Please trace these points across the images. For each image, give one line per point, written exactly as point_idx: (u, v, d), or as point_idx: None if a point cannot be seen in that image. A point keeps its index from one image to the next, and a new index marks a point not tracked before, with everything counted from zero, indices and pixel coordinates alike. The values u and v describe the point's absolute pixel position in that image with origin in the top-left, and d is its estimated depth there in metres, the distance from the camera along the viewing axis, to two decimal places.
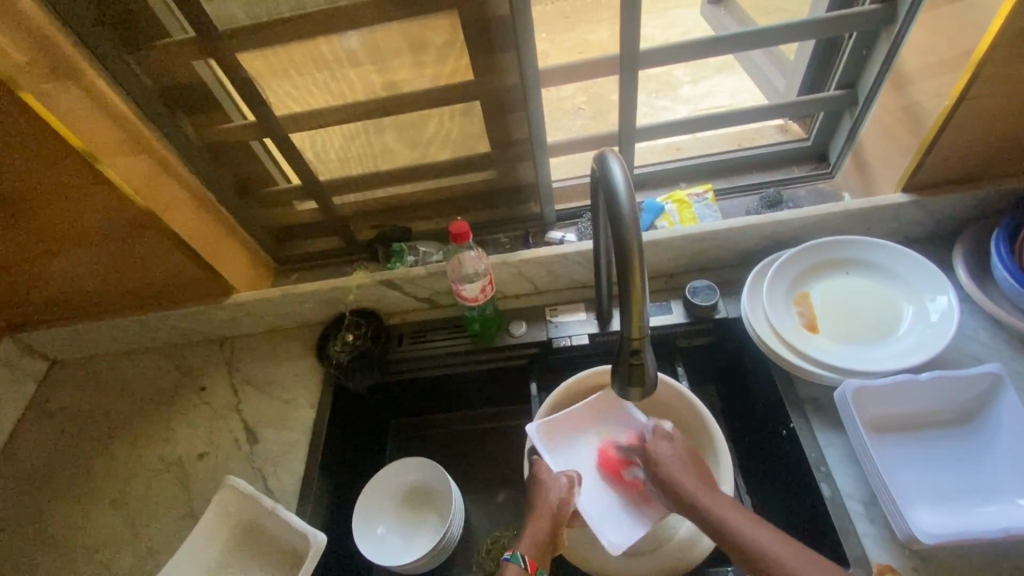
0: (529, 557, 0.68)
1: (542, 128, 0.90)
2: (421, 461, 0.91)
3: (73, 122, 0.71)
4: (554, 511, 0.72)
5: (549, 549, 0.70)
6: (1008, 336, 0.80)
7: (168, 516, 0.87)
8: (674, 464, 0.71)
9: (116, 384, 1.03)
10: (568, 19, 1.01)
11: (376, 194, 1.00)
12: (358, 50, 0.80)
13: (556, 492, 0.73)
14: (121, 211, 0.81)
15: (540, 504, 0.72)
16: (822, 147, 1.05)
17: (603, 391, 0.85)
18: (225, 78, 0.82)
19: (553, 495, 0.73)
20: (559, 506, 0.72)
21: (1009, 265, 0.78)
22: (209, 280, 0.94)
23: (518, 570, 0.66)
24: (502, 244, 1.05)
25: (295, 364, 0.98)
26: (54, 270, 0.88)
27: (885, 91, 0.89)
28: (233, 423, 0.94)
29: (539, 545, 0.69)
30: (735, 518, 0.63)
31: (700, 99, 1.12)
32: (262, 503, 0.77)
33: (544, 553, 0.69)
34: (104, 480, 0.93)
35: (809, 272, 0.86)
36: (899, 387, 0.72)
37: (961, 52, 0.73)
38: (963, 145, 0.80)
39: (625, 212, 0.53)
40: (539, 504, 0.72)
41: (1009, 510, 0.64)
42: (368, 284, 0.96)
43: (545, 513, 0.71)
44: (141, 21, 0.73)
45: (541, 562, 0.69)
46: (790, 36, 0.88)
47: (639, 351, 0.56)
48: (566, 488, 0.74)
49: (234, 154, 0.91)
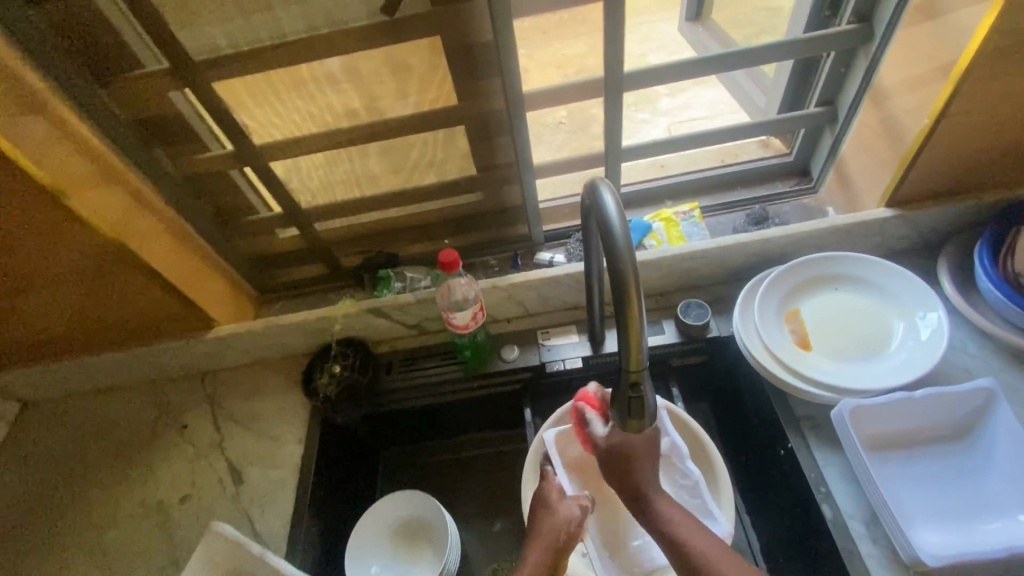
0: None
1: (529, 149, 0.89)
2: (412, 495, 0.89)
3: (42, 159, 0.68)
4: (561, 542, 0.65)
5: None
6: (996, 347, 0.81)
7: (149, 566, 0.83)
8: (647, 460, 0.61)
9: (92, 425, 0.98)
10: (546, 35, 0.92)
11: (361, 218, 0.98)
12: (340, 75, 0.78)
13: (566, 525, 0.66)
14: (95, 248, 0.78)
15: (545, 534, 0.66)
16: (804, 162, 1.06)
17: None
18: (202, 108, 0.79)
19: (563, 531, 0.66)
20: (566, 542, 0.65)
21: (993, 277, 0.79)
22: (189, 314, 0.91)
23: None
24: (491, 267, 1.03)
25: (281, 398, 0.95)
26: (22, 311, 0.84)
27: (865, 108, 0.90)
28: (217, 462, 0.90)
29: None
30: (672, 511, 0.60)
31: (679, 111, 1.12)
32: (249, 548, 0.74)
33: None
34: (78, 529, 0.88)
35: (800, 288, 0.86)
36: (895, 404, 0.72)
37: (941, 69, 0.74)
38: (943, 159, 0.81)
39: (618, 241, 0.52)
40: (546, 539, 0.65)
41: (1009, 527, 0.64)
42: (354, 313, 0.94)
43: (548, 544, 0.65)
44: (113, 53, 0.71)
45: None
46: (770, 56, 0.88)
47: (638, 383, 0.55)
48: (579, 518, 0.66)
49: (212, 183, 0.88)
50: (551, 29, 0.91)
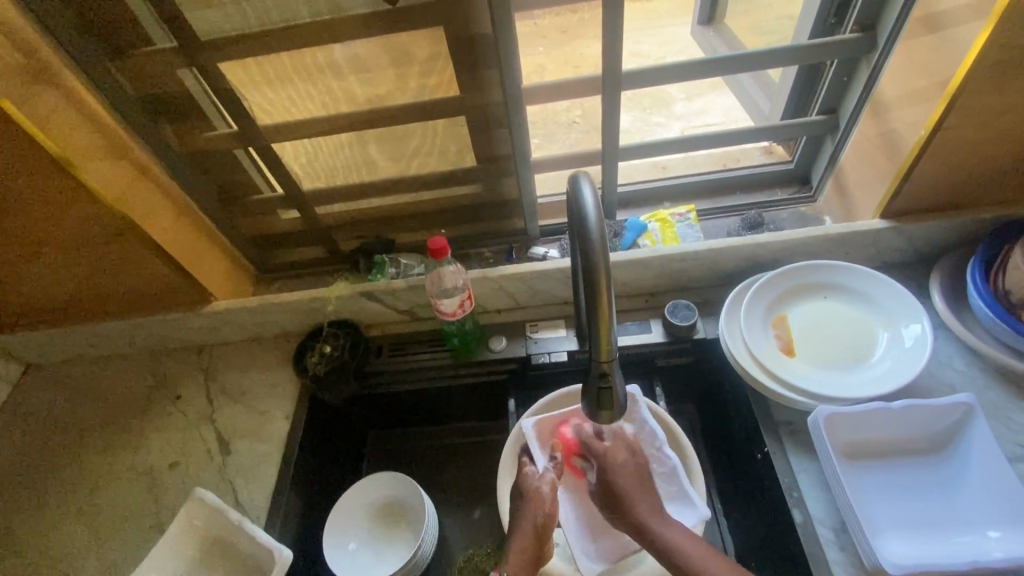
0: None
1: (526, 143, 0.90)
2: (391, 476, 0.90)
3: (50, 127, 0.71)
4: (539, 527, 0.69)
5: (536, 564, 0.69)
6: (981, 364, 0.80)
7: (135, 527, 0.85)
8: (633, 484, 0.70)
9: (90, 390, 1.01)
10: (564, 35, 0.93)
11: (360, 204, 1.00)
12: (343, 62, 0.80)
13: (543, 509, 0.70)
14: (99, 217, 0.80)
15: (527, 521, 0.70)
16: (805, 170, 1.05)
17: None
18: (208, 86, 0.81)
19: (541, 510, 0.70)
20: (545, 520, 0.69)
21: (984, 294, 0.78)
22: (188, 287, 0.94)
23: None
24: (486, 259, 1.05)
25: (272, 375, 0.98)
26: (30, 274, 0.88)
27: (866, 118, 0.90)
28: (206, 433, 0.93)
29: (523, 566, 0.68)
30: (675, 537, 0.66)
31: (694, 116, 1.13)
32: (228, 516, 0.76)
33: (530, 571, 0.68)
34: (70, 488, 0.91)
35: (787, 294, 0.86)
36: (872, 414, 0.72)
37: (940, 82, 0.73)
38: (939, 174, 0.81)
39: (593, 234, 0.53)
40: (528, 521, 0.69)
41: (977, 541, 0.64)
42: (347, 296, 0.96)
43: (528, 533, 0.69)
44: (124, 30, 0.73)
45: None
46: (772, 61, 0.88)
47: (608, 374, 0.56)
48: (551, 496, 0.71)
49: (216, 162, 0.90)
50: (571, 28, 0.91)
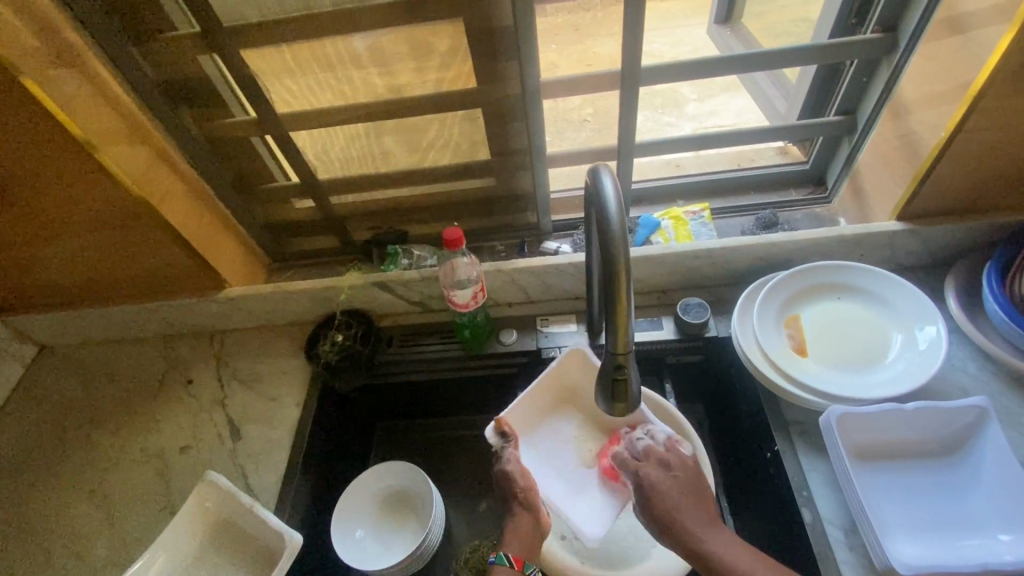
0: (515, 554, 0.67)
1: (542, 137, 0.90)
2: (400, 465, 0.91)
3: (71, 109, 0.71)
4: (526, 501, 0.73)
5: (535, 541, 0.71)
6: (996, 370, 0.80)
7: (146, 509, 0.86)
8: (677, 498, 0.66)
9: (103, 373, 1.02)
10: (577, 32, 0.95)
11: (374, 195, 1.00)
12: (363, 53, 0.80)
13: (520, 484, 0.74)
14: (118, 201, 0.81)
15: (513, 501, 0.73)
16: (820, 171, 1.05)
17: (564, 381, 0.87)
18: (228, 73, 0.82)
19: (518, 487, 0.73)
20: (524, 496, 0.73)
21: (1000, 299, 0.78)
22: (202, 273, 0.94)
23: (506, 570, 0.65)
24: (498, 252, 1.04)
25: (284, 362, 0.98)
26: (48, 255, 0.88)
27: (884, 120, 0.89)
28: (218, 418, 0.93)
29: (520, 543, 0.69)
30: (719, 545, 0.62)
31: (705, 117, 1.12)
32: (240, 499, 0.77)
33: (530, 548, 0.69)
34: (83, 469, 0.92)
35: (800, 294, 0.86)
36: (885, 415, 0.72)
37: (962, 84, 0.73)
38: (958, 177, 0.81)
39: (613, 226, 0.53)
40: (515, 502, 0.73)
41: (988, 545, 0.64)
42: (360, 286, 0.96)
43: (519, 510, 0.72)
44: (148, 14, 0.74)
45: (531, 557, 0.69)
46: (791, 60, 0.88)
47: (624, 366, 0.56)
48: (523, 471, 0.75)
49: (233, 149, 0.91)
50: (584, 26, 0.94)
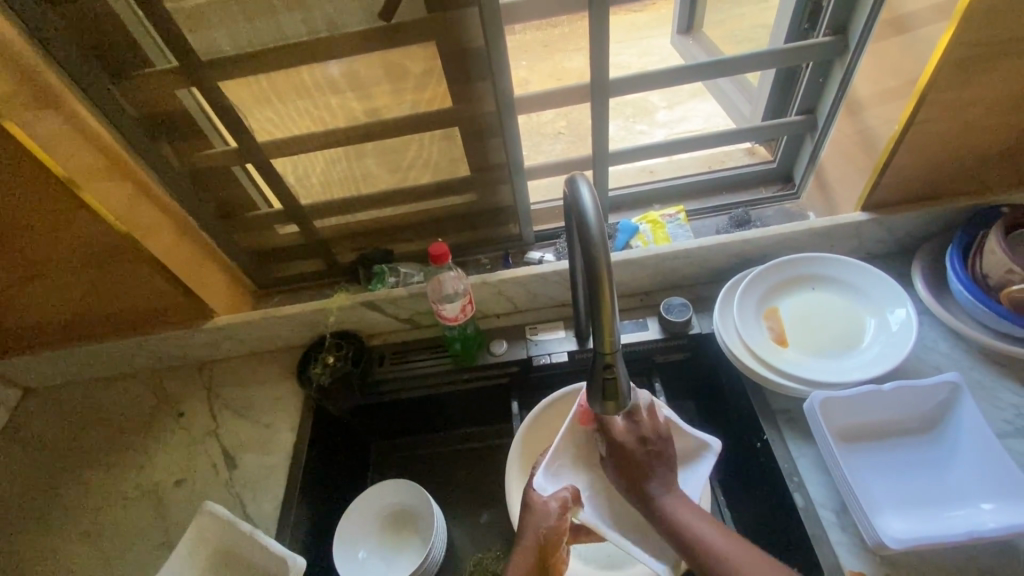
0: None
1: (519, 151, 0.93)
2: (398, 483, 0.91)
3: (56, 150, 0.72)
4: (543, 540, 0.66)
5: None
6: (966, 346, 0.83)
7: (143, 546, 0.85)
8: (647, 454, 0.68)
9: (92, 411, 1.01)
10: (547, 47, 0.95)
11: (357, 217, 1.02)
12: (339, 78, 0.82)
13: (549, 523, 0.67)
14: (103, 238, 0.81)
15: (530, 533, 0.66)
16: (787, 168, 1.10)
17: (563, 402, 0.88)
18: (207, 105, 0.83)
19: (545, 524, 0.67)
20: (549, 535, 0.66)
21: (963, 278, 0.82)
22: (189, 303, 0.94)
23: None
24: (483, 265, 1.07)
25: (276, 387, 0.98)
26: (29, 297, 0.88)
27: (842, 117, 0.94)
28: (211, 448, 0.93)
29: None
30: (691, 518, 0.64)
31: (676, 123, 1.17)
32: (239, 528, 0.77)
33: None
34: (76, 509, 0.91)
35: (777, 287, 0.89)
36: (865, 396, 0.75)
37: (910, 80, 0.78)
38: (915, 166, 0.85)
39: (593, 231, 0.55)
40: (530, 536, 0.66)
41: (971, 513, 0.67)
42: (349, 306, 0.97)
43: (531, 546, 0.65)
44: (125, 52, 0.75)
45: None
46: (751, 66, 0.92)
47: (612, 365, 0.57)
48: (559, 513, 0.68)
49: (215, 179, 0.91)
50: (553, 42, 0.94)
